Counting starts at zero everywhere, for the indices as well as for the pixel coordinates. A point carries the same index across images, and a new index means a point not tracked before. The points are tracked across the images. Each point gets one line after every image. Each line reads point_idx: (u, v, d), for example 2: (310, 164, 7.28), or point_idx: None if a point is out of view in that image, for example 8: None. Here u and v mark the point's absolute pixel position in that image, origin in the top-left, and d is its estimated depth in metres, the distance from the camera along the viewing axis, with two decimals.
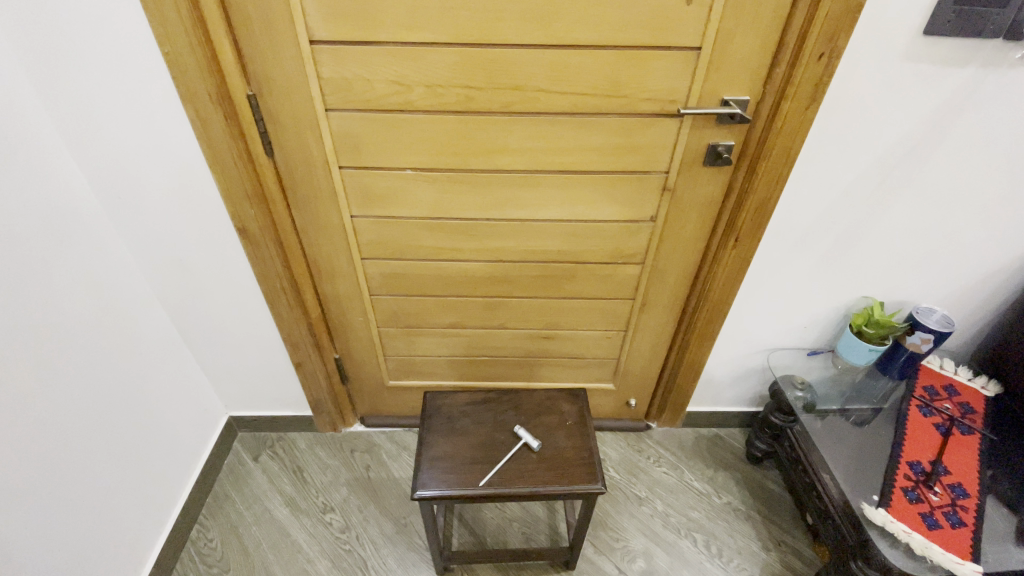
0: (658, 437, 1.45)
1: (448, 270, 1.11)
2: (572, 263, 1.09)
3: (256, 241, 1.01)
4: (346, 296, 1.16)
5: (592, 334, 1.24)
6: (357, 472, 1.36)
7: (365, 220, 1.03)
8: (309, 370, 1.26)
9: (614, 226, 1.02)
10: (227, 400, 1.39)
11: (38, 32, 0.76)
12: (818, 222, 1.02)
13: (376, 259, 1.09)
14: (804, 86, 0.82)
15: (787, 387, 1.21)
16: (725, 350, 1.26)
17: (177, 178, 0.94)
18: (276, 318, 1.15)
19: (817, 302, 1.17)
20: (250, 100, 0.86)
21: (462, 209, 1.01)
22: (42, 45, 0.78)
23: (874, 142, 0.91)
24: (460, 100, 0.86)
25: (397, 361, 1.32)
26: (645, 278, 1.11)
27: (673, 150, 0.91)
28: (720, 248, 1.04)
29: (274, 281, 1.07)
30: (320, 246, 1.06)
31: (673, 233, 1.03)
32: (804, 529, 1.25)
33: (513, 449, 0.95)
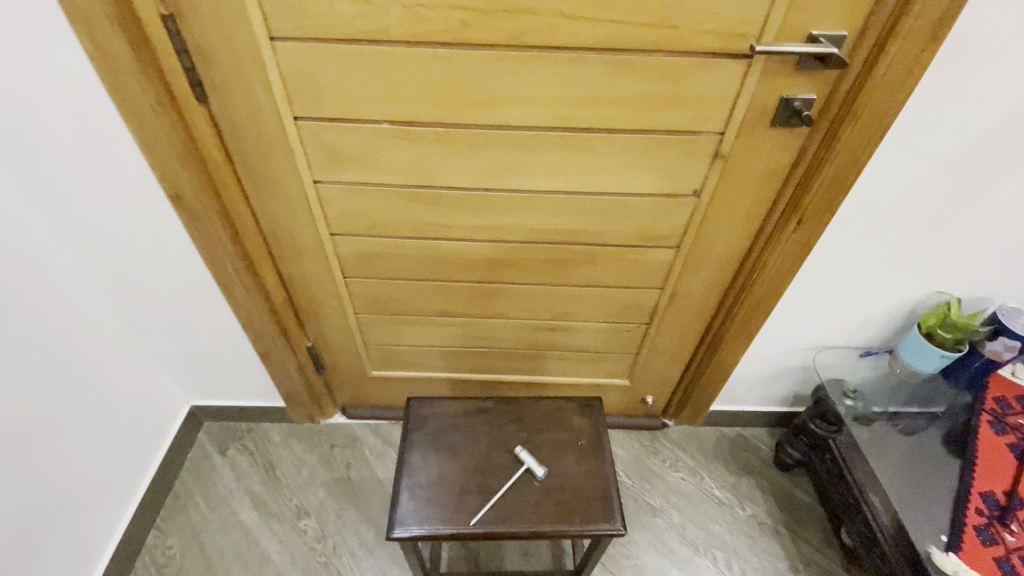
0: (675, 437, 1.29)
1: (437, 250, 0.91)
2: (590, 246, 0.89)
3: (196, 213, 0.80)
4: (315, 278, 0.96)
5: (608, 327, 1.06)
6: (336, 471, 1.21)
7: (331, 187, 0.81)
8: (276, 360, 1.09)
9: (647, 202, 0.81)
10: (190, 389, 1.21)
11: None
12: (902, 203, 0.82)
13: (349, 236, 0.89)
14: (927, 17, 0.59)
15: (833, 394, 1.05)
16: (763, 348, 1.08)
17: (87, 130, 0.72)
18: (232, 303, 0.96)
19: (882, 298, 0.98)
20: (167, 23, 0.63)
21: (455, 176, 0.79)
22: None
23: (997, 100, 0.69)
24: (452, 28, 0.64)
25: (380, 350, 1.14)
26: (679, 265, 0.91)
27: (733, 104, 0.69)
28: (777, 232, 0.83)
29: (223, 260, 0.87)
30: (278, 218, 0.86)
31: (721, 212, 0.82)
32: (836, 548, 1.12)
33: (513, 477, 0.78)
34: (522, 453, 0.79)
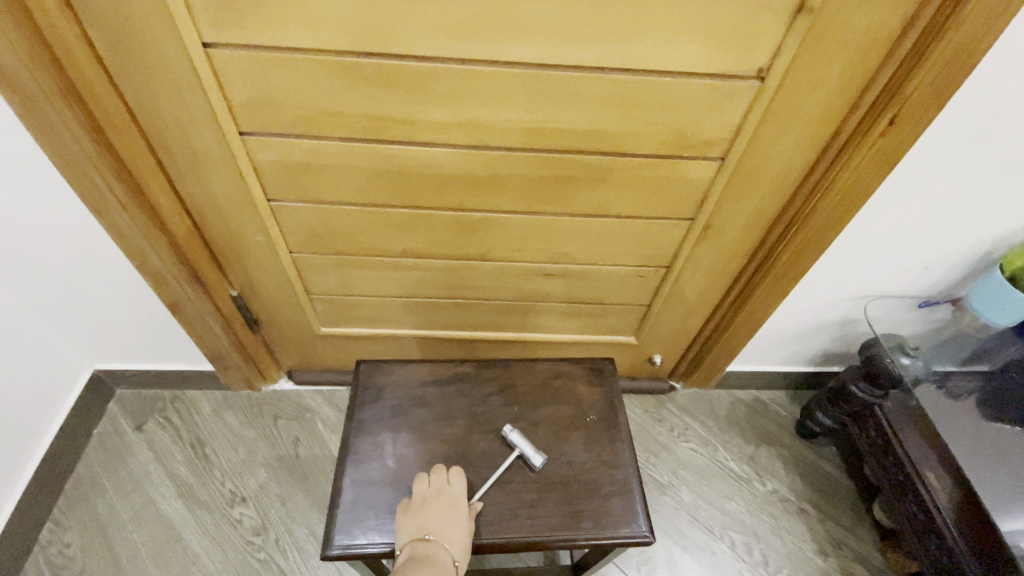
0: (683, 402, 1.11)
1: (395, 163, 0.66)
2: (603, 157, 0.66)
3: (26, 91, 0.53)
4: (230, 202, 0.71)
5: (616, 271, 0.84)
6: (281, 449, 1.00)
7: (232, 57, 0.55)
8: (192, 313, 0.84)
9: (690, 89, 0.58)
10: (92, 351, 0.95)
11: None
12: None
13: (270, 138, 0.63)
14: None
15: (889, 351, 0.86)
16: (803, 297, 0.88)
17: None
18: (115, 237, 0.70)
19: (963, 235, 0.78)
20: None
21: (417, 39, 0.54)
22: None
23: None
24: None
25: (330, 301, 0.91)
26: (719, 187, 0.69)
27: None
28: (858, 137, 0.62)
29: (85, 170, 0.61)
30: (161, 106, 0.59)
31: (788, 107, 0.60)
32: (869, 527, 0.97)
33: (501, 469, 0.59)
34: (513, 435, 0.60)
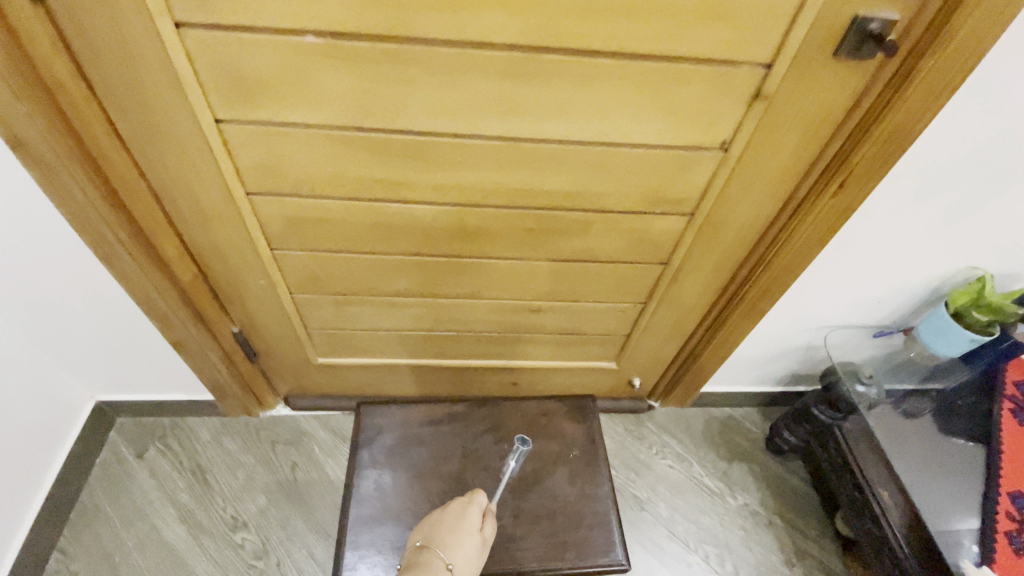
0: (662, 420, 1.18)
1: (391, 216, 0.71)
2: (584, 211, 0.72)
3: (47, 162, 0.57)
4: (234, 251, 0.75)
5: (598, 306, 0.90)
6: (279, 473, 1.04)
7: (240, 128, 0.60)
8: (194, 349, 0.88)
9: (661, 157, 0.64)
10: (94, 384, 0.98)
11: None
12: (962, 165, 0.68)
13: (273, 195, 0.68)
14: None
15: (845, 379, 0.94)
16: (770, 328, 0.95)
17: None
18: (124, 284, 0.74)
19: (910, 274, 0.86)
20: None
21: (413, 114, 0.58)
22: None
23: None
24: None
25: (326, 334, 0.95)
26: (690, 236, 0.75)
27: (793, 22, 0.51)
28: (813, 196, 0.68)
29: (98, 228, 0.65)
30: (172, 170, 0.63)
31: (750, 171, 0.66)
32: (831, 537, 1.05)
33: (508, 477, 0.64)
34: (518, 440, 0.63)
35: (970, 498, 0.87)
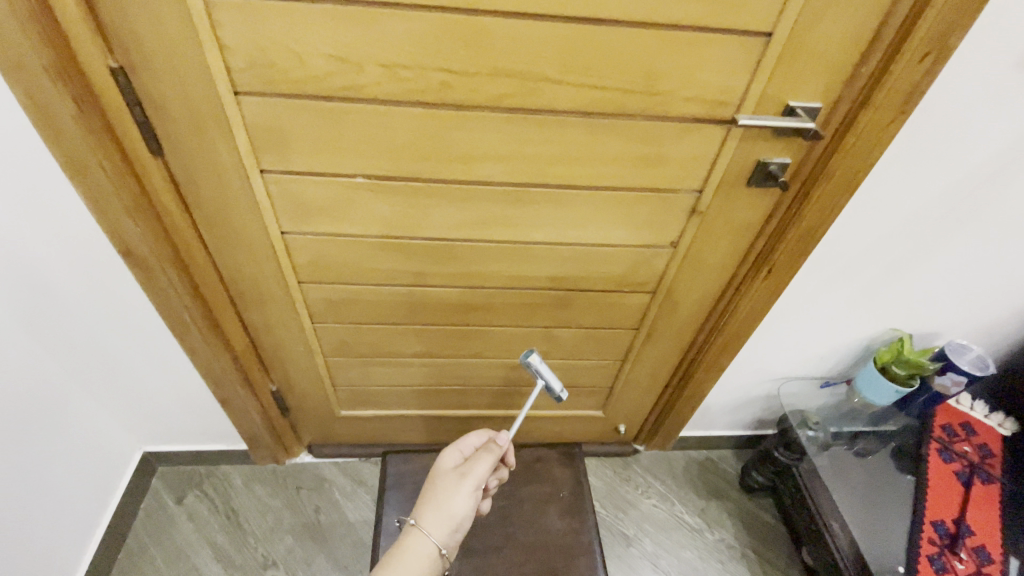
0: (646, 463, 1.32)
1: (412, 296, 0.88)
2: (568, 291, 0.89)
3: (149, 266, 0.74)
4: (282, 325, 0.92)
5: (583, 364, 1.06)
6: (304, 516, 1.16)
7: (299, 237, 0.77)
8: (238, 406, 1.03)
9: (625, 252, 0.82)
10: (144, 436, 1.12)
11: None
12: (865, 254, 0.85)
13: (319, 283, 0.85)
14: (894, 94, 0.62)
15: (795, 422, 1.11)
16: (732, 380, 1.11)
17: (21, 180, 0.64)
18: (189, 353, 0.90)
19: (842, 335, 1.02)
20: (116, 76, 0.58)
21: (433, 225, 0.77)
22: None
23: (956, 161, 0.73)
24: (434, 88, 0.62)
25: (350, 390, 1.10)
26: (654, 309, 0.92)
27: (713, 165, 0.70)
28: (748, 279, 0.86)
29: (179, 312, 0.82)
30: (242, 267, 0.80)
31: (697, 261, 0.84)
32: (799, 568, 1.17)
33: (533, 396, 0.76)
34: (522, 358, 0.77)
35: (901, 522, 0.99)
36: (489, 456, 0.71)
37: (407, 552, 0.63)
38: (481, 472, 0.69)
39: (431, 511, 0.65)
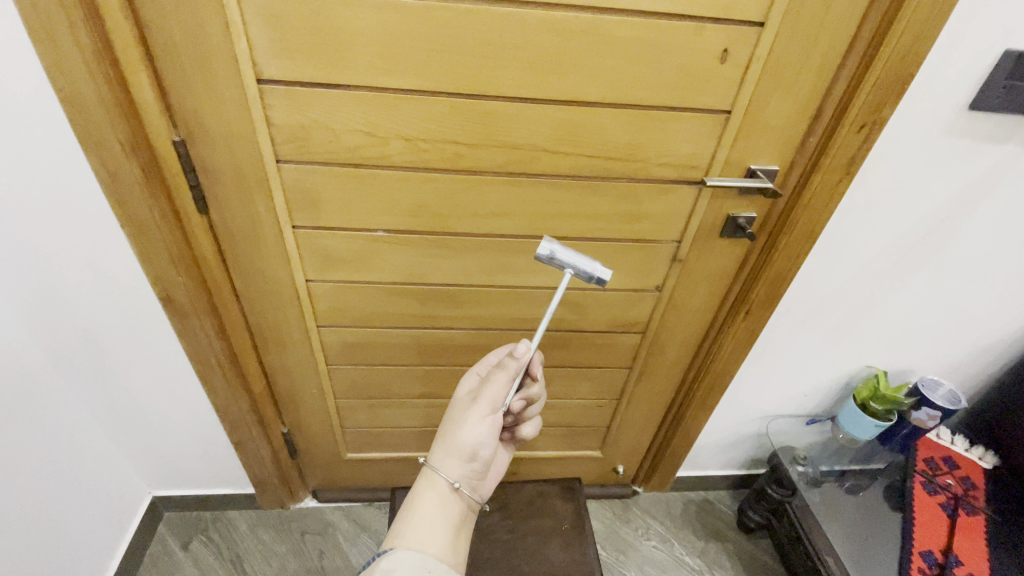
0: (645, 504, 1.34)
1: (421, 338, 0.96)
2: (565, 332, 0.97)
3: (185, 312, 0.82)
4: (298, 367, 0.98)
5: (581, 404, 1.12)
6: (308, 561, 1.17)
7: (322, 285, 0.86)
8: (250, 448, 1.07)
9: (615, 295, 0.91)
10: (154, 479, 1.15)
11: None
12: (832, 296, 0.94)
13: (336, 326, 0.92)
14: (839, 158, 0.73)
15: (785, 459, 1.15)
16: (722, 418, 1.17)
17: (80, 235, 0.73)
18: (210, 395, 0.96)
19: (822, 373, 1.09)
20: (177, 147, 0.68)
21: (443, 273, 0.86)
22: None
23: (904, 214, 0.83)
24: (447, 156, 0.73)
25: (357, 433, 1.15)
26: (645, 349, 1.00)
27: (689, 219, 0.81)
28: (729, 320, 0.94)
29: (207, 355, 0.88)
30: (267, 312, 0.88)
31: (681, 304, 0.93)
32: None
33: (564, 286, 0.67)
34: (541, 247, 0.68)
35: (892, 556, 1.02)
36: (503, 375, 0.65)
37: (423, 491, 0.63)
38: (493, 394, 0.64)
39: (444, 447, 0.64)
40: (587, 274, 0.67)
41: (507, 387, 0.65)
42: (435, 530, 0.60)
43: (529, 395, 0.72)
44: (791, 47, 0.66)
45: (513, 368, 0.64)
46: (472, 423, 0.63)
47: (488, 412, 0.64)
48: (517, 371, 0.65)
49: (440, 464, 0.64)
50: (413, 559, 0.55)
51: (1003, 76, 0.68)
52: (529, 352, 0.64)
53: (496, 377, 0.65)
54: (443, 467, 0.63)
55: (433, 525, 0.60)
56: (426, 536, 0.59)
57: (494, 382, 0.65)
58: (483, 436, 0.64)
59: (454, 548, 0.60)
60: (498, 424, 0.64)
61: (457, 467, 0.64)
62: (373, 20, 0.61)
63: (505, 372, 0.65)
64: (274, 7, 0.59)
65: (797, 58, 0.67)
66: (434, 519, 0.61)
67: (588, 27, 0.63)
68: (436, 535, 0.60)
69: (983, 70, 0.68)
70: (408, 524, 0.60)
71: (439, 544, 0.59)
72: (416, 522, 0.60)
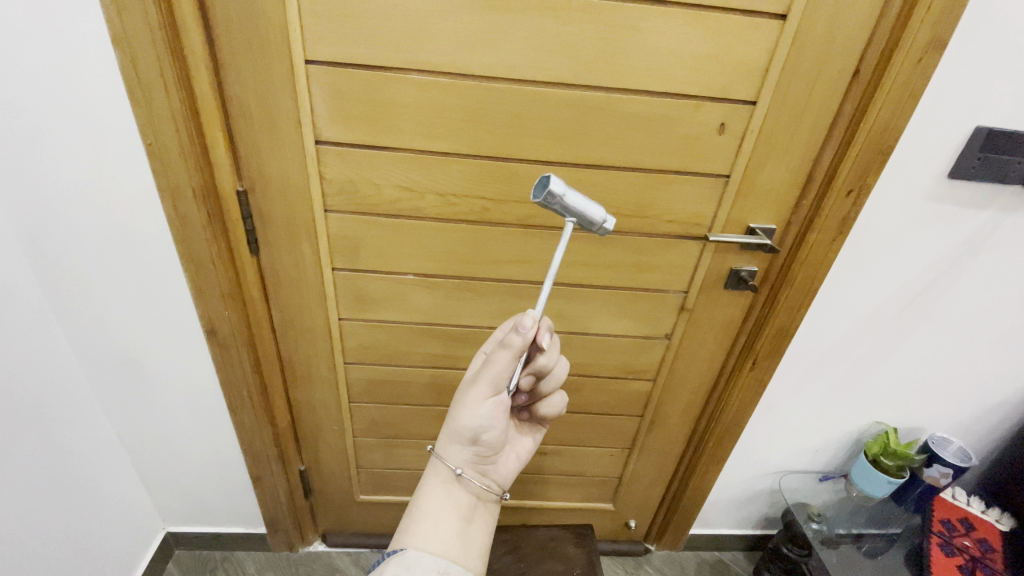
0: (658, 563, 1.31)
1: (440, 378, 1.01)
2: (578, 377, 1.01)
3: (226, 344, 0.88)
4: (322, 403, 1.03)
5: (593, 451, 1.14)
6: None
7: (353, 323, 0.93)
8: (268, 485, 1.09)
9: (626, 342, 0.96)
10: (169, 514, 1.17)
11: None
12: (835, 349, 0.98)
13: (363, 364, 0.98)
14: (831, 220, 0.80)
15: (800, 517, 1.15)
16: (734, 472, 1.17)
17: (143, 271, 0.82)
18: (237, 428, 1.00)
19: (831, 427, 1.11)
20: (240, 196, 0.77)
21: (465, 315, 0.92)
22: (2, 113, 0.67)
23: (897, 273, 0.89)
24: (475, 210, 0.81)
25: (371, 473, 1.17)
26: (656, 396, 1.04)
27: (694, 272, 0.88)
28: (736, 370, 0.98)
29: (240, 387, 0.94)
30: (299, 348, 0.95)
31: (689, 352, 0.98)
32: None
33: (566, 234, 0.58)
34: (551, 183, 0.55)
35: None
36: (506, 353, 0.60)
37: (431, 480, 0.68)
38: (493, 375, 0.62)
39: (447, 430, 0.66)
40: (595, 221, 0.59)
41: (510, 366, 0.61)
42: (441, 523, 0.64)
43: (539, 368, 0.64)
44: (781, 122, 0.75)
45: (516, 345, 0.59)
46: (471, 405, 0.63)
47: (487, 393, 0.62)
48: (519, 351, 0.60)
49: (444, 450, 0.67)
50: (423, 560, 0.59)
51: (976, 149, 0.75)
52: (535, 326, 0.58)
53: (499, 355, 0.61)
54: (446, 453, 0.67)
55: (439, 517, 0.64)
56: (433, 530, 0.63)
57: (496, 361, 0.61)
58: (483, 418, 0.63)
59: (464, 541, 0.63)
60: (501, 406, 0.63)
61: (459, 451, 0.66)
62: (418, 94, 0.72)
63: (507, 350, 0.60)
64: (336, 83, 0.70)
65: (787, 132, 0.76)
66: (441, 512, 0.65)
67: (603, 103, 0.73)
68: (443, 528, 0.63)
69: (957, 144, 0.76)
70: (415, 518, 0.64)
71: (446, 537, 0.62)
72: (422, 517, 0.64)
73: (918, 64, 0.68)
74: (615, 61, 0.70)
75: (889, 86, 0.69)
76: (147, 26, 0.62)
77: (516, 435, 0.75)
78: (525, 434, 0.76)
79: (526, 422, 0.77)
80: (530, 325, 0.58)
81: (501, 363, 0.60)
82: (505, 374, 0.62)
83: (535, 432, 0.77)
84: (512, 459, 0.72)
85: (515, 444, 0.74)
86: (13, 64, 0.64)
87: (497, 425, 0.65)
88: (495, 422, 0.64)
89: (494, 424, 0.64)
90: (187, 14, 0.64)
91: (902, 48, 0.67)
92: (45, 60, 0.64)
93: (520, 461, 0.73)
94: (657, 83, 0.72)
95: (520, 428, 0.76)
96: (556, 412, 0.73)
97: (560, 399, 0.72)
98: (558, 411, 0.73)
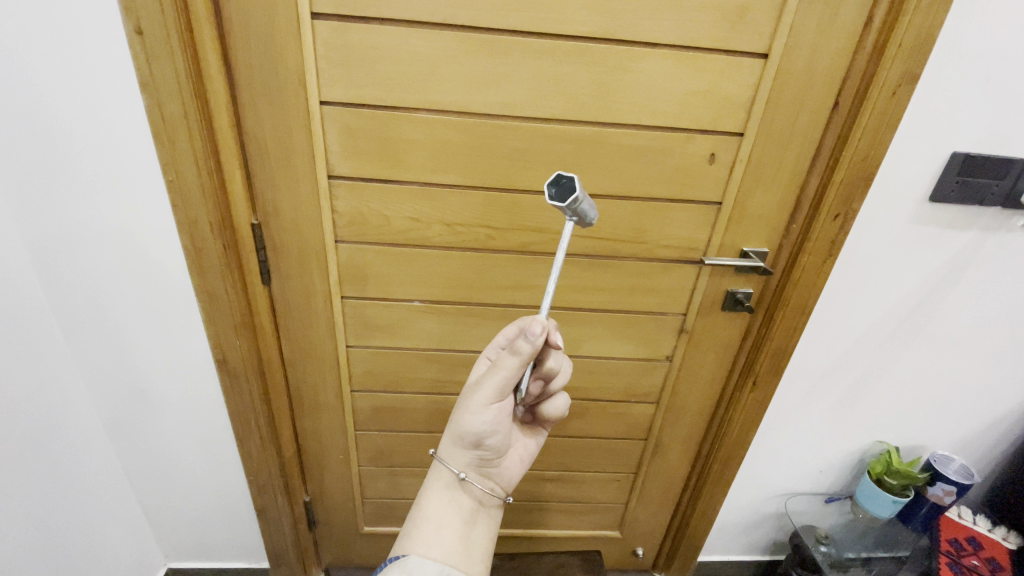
0: None
1: (445, 403, 1.02)
2: (583, 401, 1.03)
3: (236, 373, 0.89)
4: (328, 431, 1.04)
5: (598, 476, 1.14)
6: None
7: (360, 350, 0.95)
8: (272, 517, 1.07)
9: (627, 364, 0.98)
10: (170, 549, 1.16)
11: (27, 138, 0.69)
12: (833, 368, 1.00)
13: (368, 391, 1.00)
14: (821, 242, 0.83)
15: (809, 540, 1.15)
16: (739, 495, 1.17)
17: (155, 302, 0.84)
18: (243, 459, 0.99)
19: (834, 447, 1.12)
20: (254, 228, 0.81)
21: (471, 340, 0.95)
22: (32, 153, 0.71)
23: (887, 293, 0.92)
24: (479, 238, 0.85)
25: (376, 504, 1.16)
26: (659, 418, 1.05)
27: (692, 293, 0.91)
28: (737, 391, 1.00)
29: (247, 417, 0.94)
30: (307, 375, 0.96)
31: (690, 373, 1.00)
32: None
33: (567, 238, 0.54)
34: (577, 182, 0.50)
35: None
36: (515, 359, 0.61)
37: (433, 483, 0.69)
38: (499, 382, 0.63)
39: (451, 434, 0.67)
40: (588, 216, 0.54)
41: (516, 373, 0.62)
42: (442, 527, 0.65)
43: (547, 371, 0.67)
44: (767, 152, 0.79)
45: (526, 351, 0.60)
46: (475, 410, 0.64)
47: (490, 399, 0.63)
48: (527, 358, 0.60)
49: (447, 453, 0.68)
50: (424, 565, 0.60)
51: (954, 173, 0.80)
52: (544, 331, 0.58)
53: (507, 361, 0.62)
54: (448, 456, 0.68)
55: (441, 522, 0.65)
56: (434, 535, 0.64)
57: (505, 366, 0.62)
58: (486, 423, 0.65)
59: (465, 545, 0.64)
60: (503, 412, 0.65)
61: (461, 454, 0.67)
62: (426, 131, 0.76)
63: (517, 357, 0.61)
64: (348, 122, 0.75)
65: (774, 160, 0.80)
66: (442, 516, 0.66)
67: (599, 136, 0.77)
68: (444, 533, 0.64)
69: (935, 169, 0.80)
70: (416, 523, 0.65)
71: (448, 543, 0.63)
72: (423, 522, 0.65)
73: (893, 96, 0.72)
74: (610, 98, 0.75)
75: (868, 116, 0.74)
76: (174, 71, 0.67)
77: (520, 437, 0.76)
78: (530, 437, 0.76)
79: (529, 425, 0.78)
80: (540, 333, 0.58)
81: (509, 368, 0.62)
82: (511, 381, 0.63)
83: (536, 435, 0.77)
84: (516, 461, 0.73)
85: (519, 447, 0.75)
86: (48, 108, 0.68)
87: (500, 430, 0.66)
88: (498, 427, 0.65)
89: (497, 429, 0.65)
90: (211, 61, 0.69)
91: (877, 81, 0.72)
92: (77, 105, 0.69)
93: (522, 464, 0.74)
94: (650, 118, 0.76)
95: (524, 431, 0.76)
96: (558, 413, 0.73)
97: (563, 400, 0.72)
98: (562, 413, 0.73)
